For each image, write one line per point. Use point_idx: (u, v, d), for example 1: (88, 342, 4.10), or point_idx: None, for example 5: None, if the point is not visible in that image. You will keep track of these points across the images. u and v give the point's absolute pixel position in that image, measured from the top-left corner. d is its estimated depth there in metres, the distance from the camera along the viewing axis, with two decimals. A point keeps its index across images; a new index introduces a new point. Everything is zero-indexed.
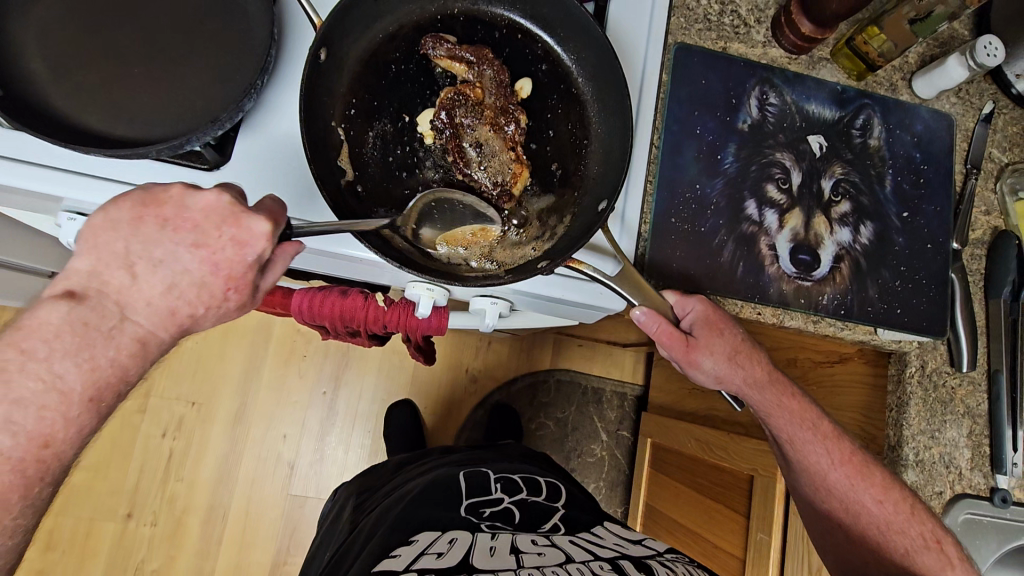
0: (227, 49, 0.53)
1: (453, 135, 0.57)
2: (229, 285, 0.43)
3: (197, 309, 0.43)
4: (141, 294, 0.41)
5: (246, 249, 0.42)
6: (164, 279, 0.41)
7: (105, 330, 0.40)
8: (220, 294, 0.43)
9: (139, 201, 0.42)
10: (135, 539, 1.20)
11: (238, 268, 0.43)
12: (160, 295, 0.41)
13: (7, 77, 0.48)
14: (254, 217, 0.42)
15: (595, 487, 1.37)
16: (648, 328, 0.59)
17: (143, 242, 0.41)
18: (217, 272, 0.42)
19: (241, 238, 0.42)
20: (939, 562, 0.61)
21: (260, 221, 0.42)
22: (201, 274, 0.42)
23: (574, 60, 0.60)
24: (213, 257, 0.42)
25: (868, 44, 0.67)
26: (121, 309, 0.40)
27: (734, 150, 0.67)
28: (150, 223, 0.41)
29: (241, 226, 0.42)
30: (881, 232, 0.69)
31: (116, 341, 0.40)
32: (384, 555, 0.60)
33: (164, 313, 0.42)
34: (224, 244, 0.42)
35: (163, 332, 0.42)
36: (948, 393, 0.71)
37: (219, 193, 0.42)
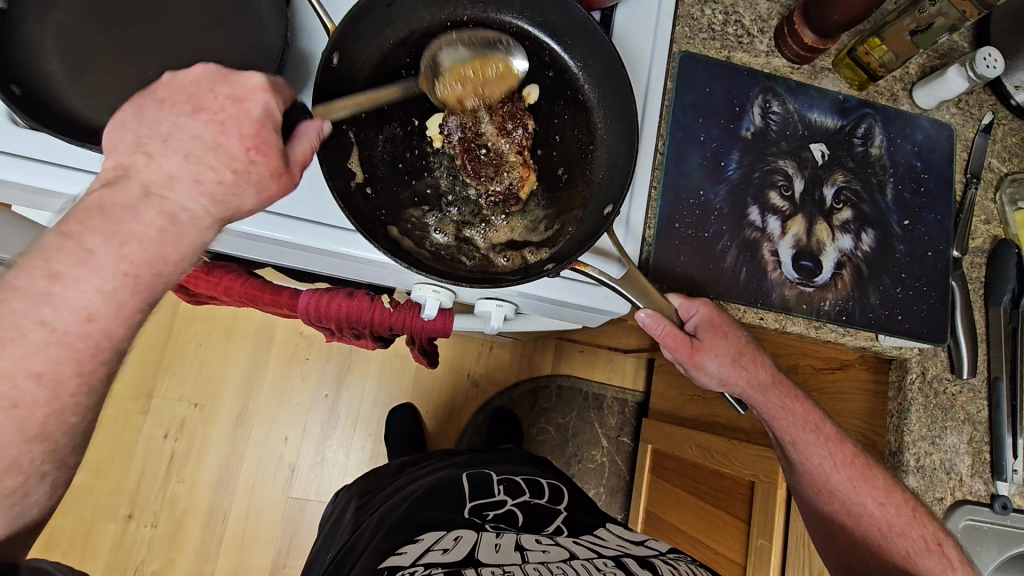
0: (240, 53, 0.54)
1: (468, 137, 0.58)
2: (243, 141, 0.43)
3: (221, 176, 0.42)
4: (162, 167, 0.42)
5: (245, 101, 0.43)
6: (179, 148, 0.42)
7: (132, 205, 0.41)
8: (241, 155, 0.43)
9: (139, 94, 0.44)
10: (135, 540, 1.20)
11: (246, 122, 0.43)
12: (181, 165, 0.42)
13: (24, 76, 0.49)
14: (243, 71, 0.43)
15: (596, 493, 1.37)
16: (653, 330, 0.60)
17: (148, 122, 0.42)
18: (226, 131, 0.42)
19: (237, 94, 0.43)
20: (939, 564, 0.62)
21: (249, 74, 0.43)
22: (212, 137, 0.42)
23: (581, 66, 0.61)
24: (219, 119, 0.42)
25: (869, 55, 0.69)
26: (146, 186, 0.41)
27: (738, 157, 0.68)
28: (152, 107, 0.43)
29: (234, 83, 0.43)
30: (881, 239, 0.70)
31: (143, 215, 0.41)
32: (390, 552, 0.60)
33: (190, 182, 0.42)
34: (222, 104, 0.43)
35: (193, 205, 0.42)
36: (948, 400, 0.71)
37: (204, 61, 0.43)
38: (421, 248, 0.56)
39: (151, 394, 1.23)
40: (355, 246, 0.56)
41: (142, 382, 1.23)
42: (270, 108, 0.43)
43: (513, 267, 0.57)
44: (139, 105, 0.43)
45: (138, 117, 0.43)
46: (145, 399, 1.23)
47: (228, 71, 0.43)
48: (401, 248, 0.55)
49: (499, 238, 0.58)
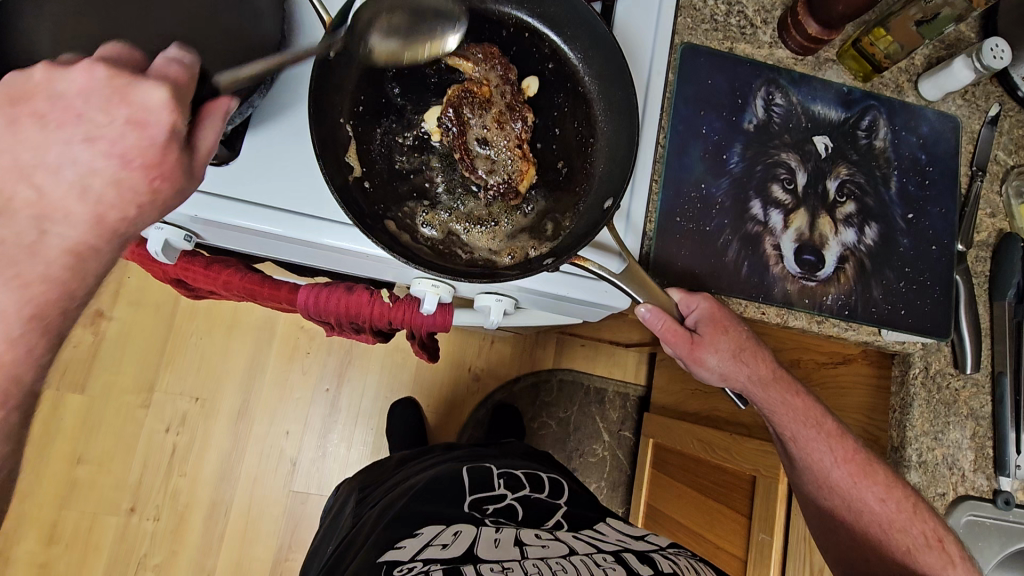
0: (237, 46, 0.53)
1: (446, 152, 0.57)
2: (153, 178, 0.38)
3: (125, 211, 0.39)
4: (58, 204, 0.37)
5: (149, 127, 0.37)
6: (71, 179, 0.37)
7: (29, 243, 0.37)
8: (145, 187, 0.38)
9: (5, 97, 0.36)
10: (138, 534, 1.20)
11: (150, 152, 0.37)
12: (78, 202, 0.37)
13: (22, 71, 0.48)
14: (142, 84, 0.36)
15: (597, 487, 1.37)
16: (653, 325, 0.59)
17: (26, 143, 0.36)
18: (127, 163, 0.37)
19: (138, 117, 0.37)
20: (940, 560, 0.62)
21: (150, 90, 0.36)
22: (112, 171, 0.37)
23: (581, 58, 0.61)
24: (116, 147, 0.37)
25: (874, 45, 0.68)
26: (41, 222, 0.37)
27: (740, 150, 0.67)
28: (28, 123, 0.36)
29: (132, 101, 0.36)
30: (885, 233, 0.70)
31: (45, 256, 0.38)
32: (389, 547, 0.60)
33: (91, 222, 0.38)
34: (119, 127, 0.37)
35: (103, 244, 0.39)
36: (951, 395, 0.71)
37: (89, 65, 0.36)
38: (418, 243, 0.56)
39: (152, 388, 1.24)
40: (352, 240, 0.55)
41: (143, 376, 1.24)
42: (177, 131, 0.38)
43: (512, 263, 0.56)
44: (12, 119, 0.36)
45: (11, 133, 0.36)
46: (146, 393, 1.23)
47: (123, 85, 0.36)
48: (398, 242, 0.54)
49: (498, 240, 0.57)
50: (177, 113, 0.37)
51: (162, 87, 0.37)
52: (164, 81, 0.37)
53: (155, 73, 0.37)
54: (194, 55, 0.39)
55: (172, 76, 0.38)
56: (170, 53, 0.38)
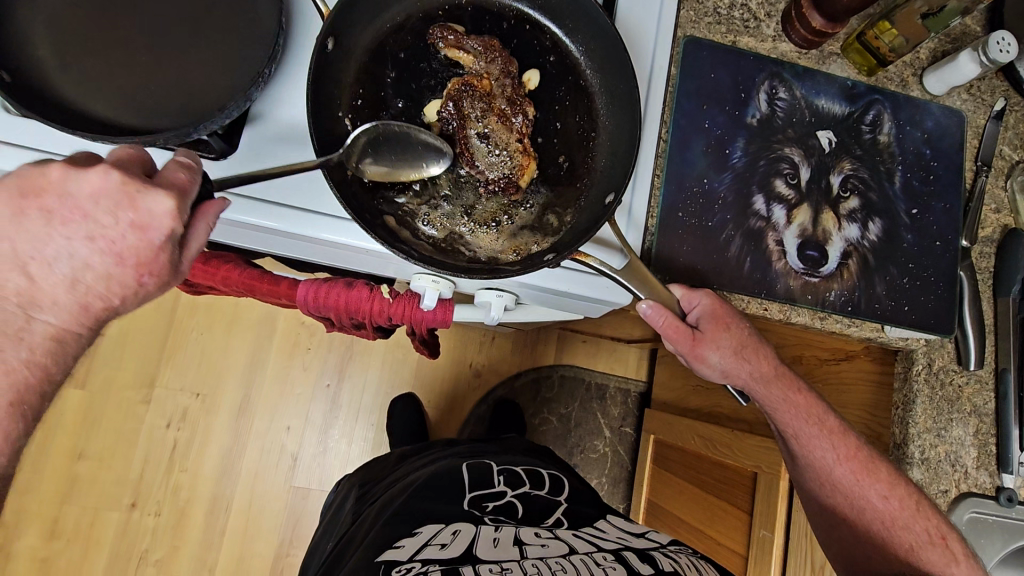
0: (235, 39, 0.53)
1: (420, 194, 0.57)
2: (142, 274, 0.43)
3: (109, 299, 0.43)
4: (46, 293, 0.42)
5: (146, 233, 0.41)
6: (65, 271, 0.41)
7: (14, 331, 0.42)
8: (133, 281, 0.43)
9: (17, 188, 0.40)
10: (140, 529, 1.21)
11: (142, 252, 0.42)
12: (66, 292, 0.42)
13: (18, 64, 0.48)
14: (148, 195, 0.40)
15: (598, 483, 1.37)
16: (654, 322, 0.59)
17: (29, 236, 0.40)
18: (121, 260, 0.42)
19: (140, 222, 0.41)
20: (943, 557, 0.61)
21: (159, 201, 0.40)
22: (105, 266, 0.42)
23: (583, 51, 0.60)
24: (114, 246, 0.41)
25: (879, 39, 0.67)
26: (27, 311, 0.42)
27: (743, 145, 0.67)
28: (33, 216, 0.40)
29: (137, 208, 0.40)
30: (889, 229, 0.69)
31: (27, 343, 0.42)
32: (388, 546, 0.60)
33: (75, 310, 0.43)
34: (122, 231, 0.41)
35: (79, 326, 0.44)
36: (955, 392, 0.70)
37: (105, 173, 0.40)
38: (418, 239, 0.55)
39: (153, 384, 1.23)
40: (351, 235, 0.55)
41: (144, 373, 1.23)
42: (173, 236, 0.42)
43: (514, 258, 0.56)
44: (19, 211, 0.40)
45: (16, 223, 0.40)
46: (147, 389, 1.23)
47: (132, 194, 0.40)
48: (397, 237, 0.54)
49: (503, 239, 0.57)
50: (179, 223, 0.41)
51: (169, 198, 0.40)
52: (170, 190, 0.41)
53: (161, 179, 0.41)
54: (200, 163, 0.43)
55: (179, 182, 0.41)
56: (177, 158, 0.42)
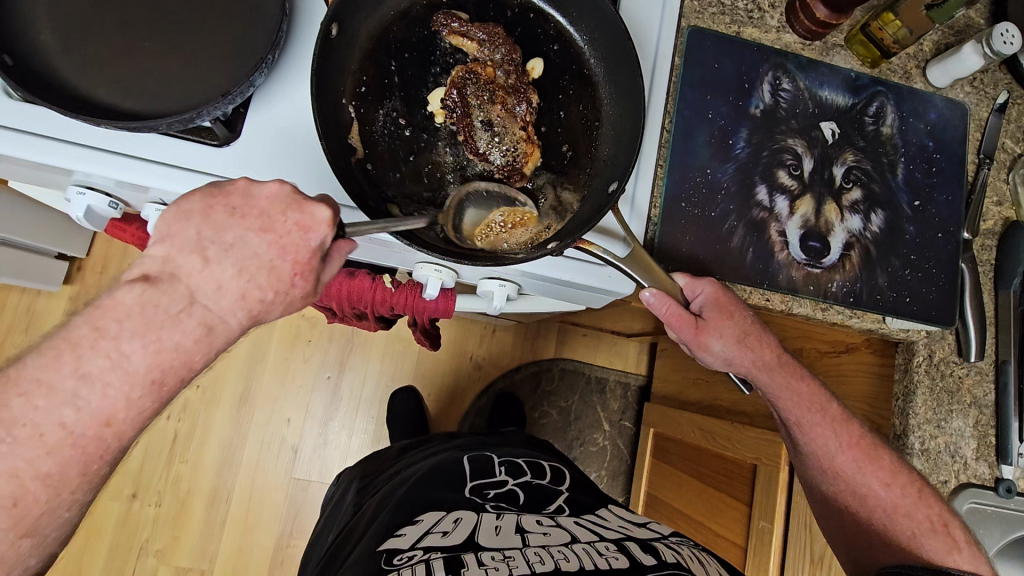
0: (238, 24, 0.52)
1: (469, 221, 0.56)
2: (297, 271, 0.44)
3: (264, 294, 0.43)
4: (214, 279, 0.42)
5: (309, 234, 0.43)
6: (234, 262, 0.42)
7: (175, 311, 0.41)
8: (287, 278, 0.44)
9: (209, 192, 0.43)
10: (141, 519, 1.21)
11: (303, 254, 0.43)
12: (232, 280, 0.42)
13: (23, 48, 0.48)
14: (315, 202, 0.43)
15: (597, 476, 1.37)
16: (657, 310, 0.59)
17: (214, 226, 0.42)
18: (284, 255, 0.43)
19: (304, 223, 0.43)
20: (945, 545, 0.61)
21: (321, 206, 0.43)
22: (270, 258, 0.43)
23: (587, 39, 0.60)
24: (280, 242, 0.43)
25: (883, 31, 0.67)
26: (193, 294, 0.41)
27: (746, 135, 0.67)
28: (220, 212, 0.43)
29: (304, 211, 0.43)
30: (891, 221, 0.69)
31: (184, 325, 0.41)
32: (389, 535, 0.61)
33: (235, 298, 0.42)
34: (288, 229, 0.43)
35: (233, 318, 0.43)
36: (955, 383, 0.70)
37: (281, 182, 0.43)
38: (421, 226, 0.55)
39: None
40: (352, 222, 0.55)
41: None
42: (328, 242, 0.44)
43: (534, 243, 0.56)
44: (209, 206, 0.42)
45: (204, 217, 0.42)
46: None
47: (301, 199, 0.43)
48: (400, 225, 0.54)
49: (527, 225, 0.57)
50: (335, 229, 0.43)
51: (328, 205, 0.43)
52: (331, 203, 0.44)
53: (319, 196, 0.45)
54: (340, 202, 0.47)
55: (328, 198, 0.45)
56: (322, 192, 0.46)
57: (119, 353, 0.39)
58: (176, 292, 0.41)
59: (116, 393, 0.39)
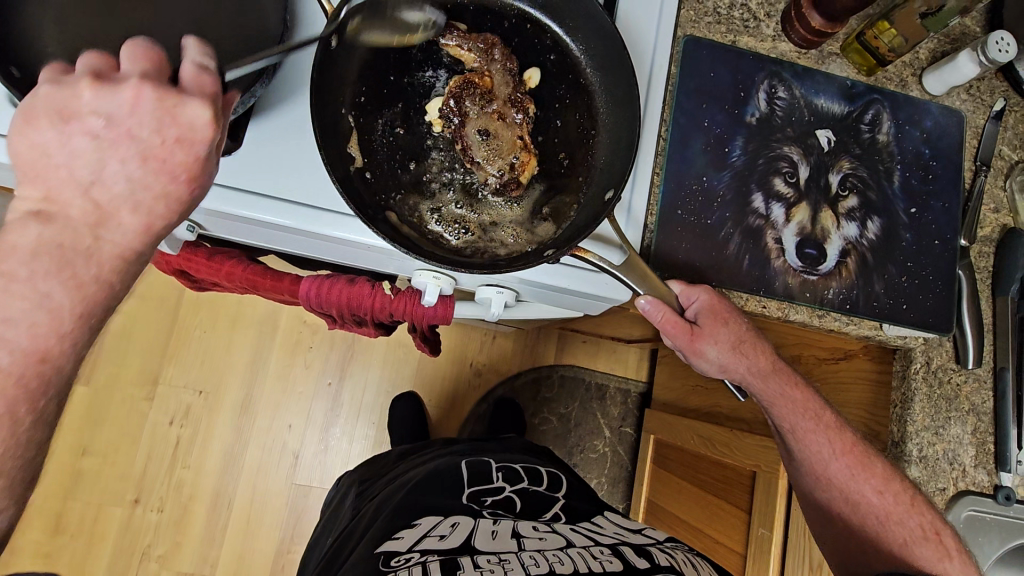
0: (240, 37, 0.53)
1: (467, 210, 0.57)
2: (196, 187, 0.39)
3: (171, 221, 0.39)
4: (113, 214, 0.37)
5: (194, 145, 0.37)
6: (125, 197, 0.37)
7: (84, 249, 0.36)
8: (188, 198, 0.39)
9: (54, 112, 0.35)
10: (143, 525, 1.21)
11: (195, 166, 0.38)
12: (131, 213, 0.37)
13: (26, 59, 0.48)
14: (188, 103, 0.36)
15: (598, 482, 1.37)
16: (653, 317, 0.59)
17: (80, 161, 0.35)
18: (176, 180, 0.38)
19: (185, 135, 0.37)
20: (937, 553, 0.62)
21: (198, 108, 0.37)
22: (161, 186, 0.37)
23: (583, 50, 0.61)
24: (167, 167, 0.37)
25: (878, 39, 0.67)
26: (94, 229, 0.36)
27: (742, 143, 0.67)
28: (78, 137, 0.35)
29: (178, 120, 0.36)
30: (888, 227, 0.69)
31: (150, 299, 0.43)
32: (386, 538, 0.62)
33: (144, 230, 0.38)
34: (171, 148, 0.37)
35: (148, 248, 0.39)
36: (953, 390, 0.70)
37: (138, 85, 0.35)
38: (418, 232, 0.56)
39: (156, 380, 1.24)
40: (353, 231, 0.55)
41: (148, 369, 1.24)
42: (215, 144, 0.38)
43: (541, 243, 0.57)
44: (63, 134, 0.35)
45: (66, 148, 0.35)
46: (151, 386, 1.24)
47: (171, 104, 0.36)
48: (398, 233, 0.54)
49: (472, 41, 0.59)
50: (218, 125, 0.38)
51: (205, 103, 0.37)
52: (205, 98, 0.37)
53: (189, 88, 0.37)
54: (211, 52, 0.39)
55: (202, 88, 0.38)
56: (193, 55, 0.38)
57: (37, 293, 0.35)
58: (75, 229, 0.36)
59: (44, 331, 0.36)
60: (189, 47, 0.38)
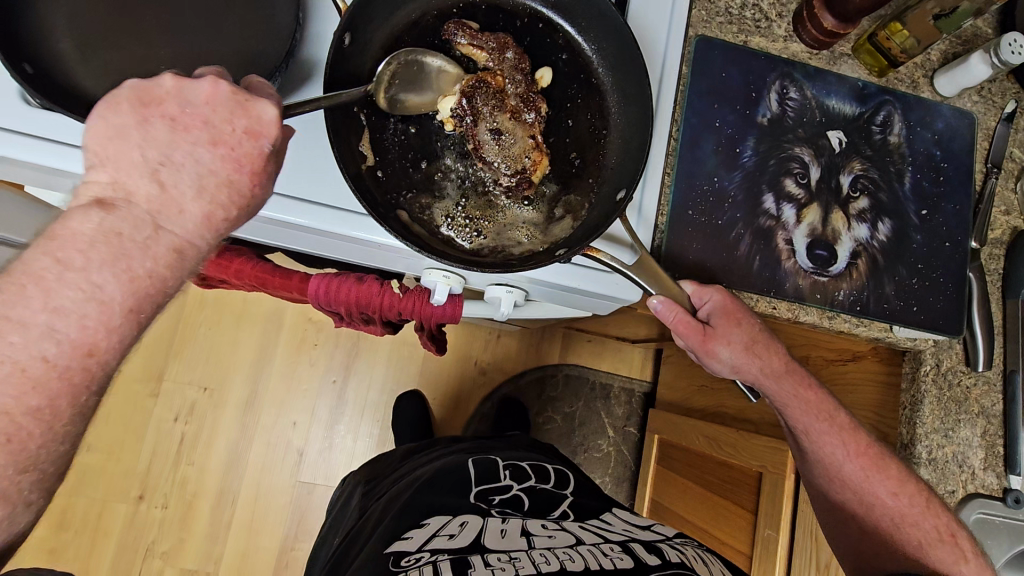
0: (253, 35, 0.53)
1: (479, 210, 0.57)
2: (257, 180, 0.41)
3: (229, 214, 0.41)
4: (175, 202, 0.39)
5: (261, 138, 0.40)
6: (191, 182, 0.39)
7: (142, 239, 0.37)
8: (248, 191, 0.41)
9: (136, 99, 0.38)
10: (147, 521, 1.22)
11: (259, 160, 0.41)
12: (193, 200, 0.39)
13: (40, 56, 0.48)
14: (261, 101, 0.40)
15: (601, 481, 1.37)
16: (665, 317, 0.59)
17: (158, 145, 0.38)
18: (241, 169, 0.40)
19: (253, 129, 0.40)
20: (953, 555, 0.62)
21: (269, 106, 0.40)
22: (227, 173, 0.40)
23: (595, 49, 0.61)
24: (234, 155, 0.40)
25: (890, 40, 0.67)
26: (156, 219, 0.38)
27: (753, 144, 0.67)
28: (157, 122, 0.38)
29: (250, 114, 0.40)
30: (899, 229, 0.69)
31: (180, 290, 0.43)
32: (397, 537, 0.62)
33: (200, 221, 0.40)
34: (240, 138, 0.40)
35: (201, 242, 0.40)
36: (962, 393, 0.70)
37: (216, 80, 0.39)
38: (428, 231, 0.56)
39: (161, 377, 1.25)
40: (364, 229, 0.55)
41: (153, 365, 1.24)
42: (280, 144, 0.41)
43: (552, 243, 0.57)
44: (144, 117, 0.38)
45: (143, 132, 0.38)
46: (156, 382, 1.24)
47: (245, 100, 0.39)
48: (410, 232, 0.54)
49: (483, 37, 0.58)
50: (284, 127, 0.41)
51: (274, 104, 0.41)
52: (274, 101, 0.41)
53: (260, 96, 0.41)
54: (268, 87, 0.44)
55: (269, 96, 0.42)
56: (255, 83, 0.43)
57: (92, 284, 0.36)
58: (138, 217, 0.37)
59: (93, 324, 0.36)
60: (255, 78, 0.43)
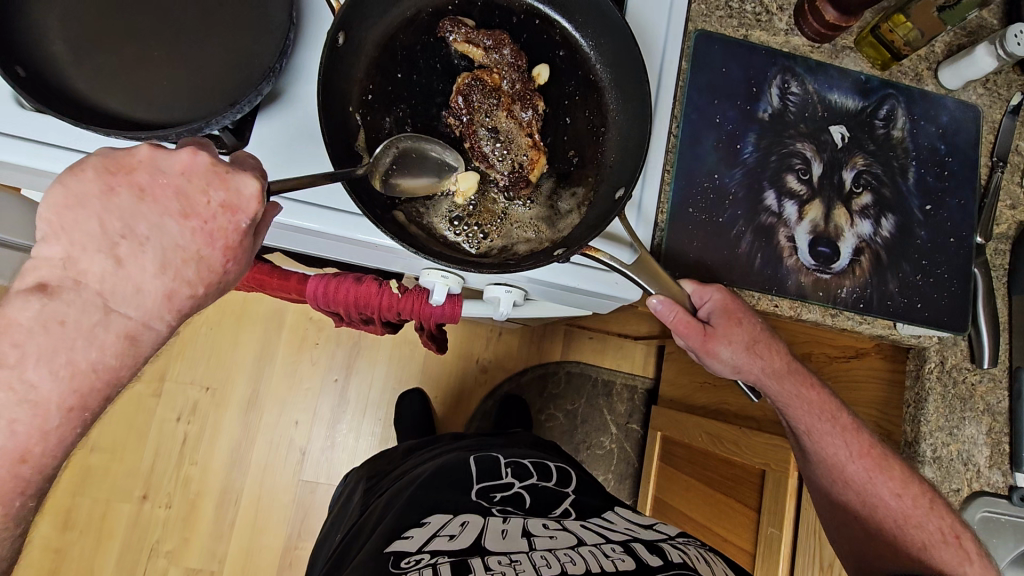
0: (245, 34, 0.53)
1: (478, 210, 0.56)
2: (228, 256, 0.40)
3: (195, 291, 0.40)
4: (133, 280, 0.37)
5: (238, 213, 0.39)
6: (155, 258, 0.38)
7: (89, 324, 0.37)
8: (219, 267, 0.40)
9: (104, 166, 0.37)
10: (151, 520, 1.22)
11: (234, 236, 0.40)
12: (154, 277, 0.38)
13: (31, 58, 0.48)
14: (240, 175, 0.39)
15: (604, 479, 1.37)
16: (665, 317, 0.58)
17: (122, 217, 0.37)
18: (212, 243, 0.39)
19: (230, 202, 0.39)
20: (957, 556, 0.61)
21: (249, 181, 0.39)
22: (195, 248, 0.39)
23: (593, 46, 0.60)
24: (206, 231, 0.39)
25: (894, 33, 0.66)
26: (107, 303, 0.37)
27: (754, 140, 0.66)
28: (124, 193, 0.37)
29: (228, 188, 0.39)
30: (903, 225, 0.68)
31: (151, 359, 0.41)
32: (395, 537, 0.61)
33: (161, 297, 0.38)
34: (213, 212, 0.39)
35: (158, 323, 0.39)
36: (967, 390, 0.70)
37: (195, 151, 0.38)
38: (424, 232, 0.55)
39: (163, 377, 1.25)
40: (361, 231, 0.55)
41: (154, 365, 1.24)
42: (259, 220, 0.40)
43: (550, 243, 0.56)
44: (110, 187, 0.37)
45: (106, 201, 0.37)
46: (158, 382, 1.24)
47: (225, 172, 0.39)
48: (406, 233, 0.54)
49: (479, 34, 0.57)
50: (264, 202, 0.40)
51: (256, 178, 0.40)
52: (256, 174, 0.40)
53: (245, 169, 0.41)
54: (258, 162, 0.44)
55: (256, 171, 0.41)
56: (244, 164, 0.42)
57: (24, 383, 0.35)
58: (87, 302, 0.37)
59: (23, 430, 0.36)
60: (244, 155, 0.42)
